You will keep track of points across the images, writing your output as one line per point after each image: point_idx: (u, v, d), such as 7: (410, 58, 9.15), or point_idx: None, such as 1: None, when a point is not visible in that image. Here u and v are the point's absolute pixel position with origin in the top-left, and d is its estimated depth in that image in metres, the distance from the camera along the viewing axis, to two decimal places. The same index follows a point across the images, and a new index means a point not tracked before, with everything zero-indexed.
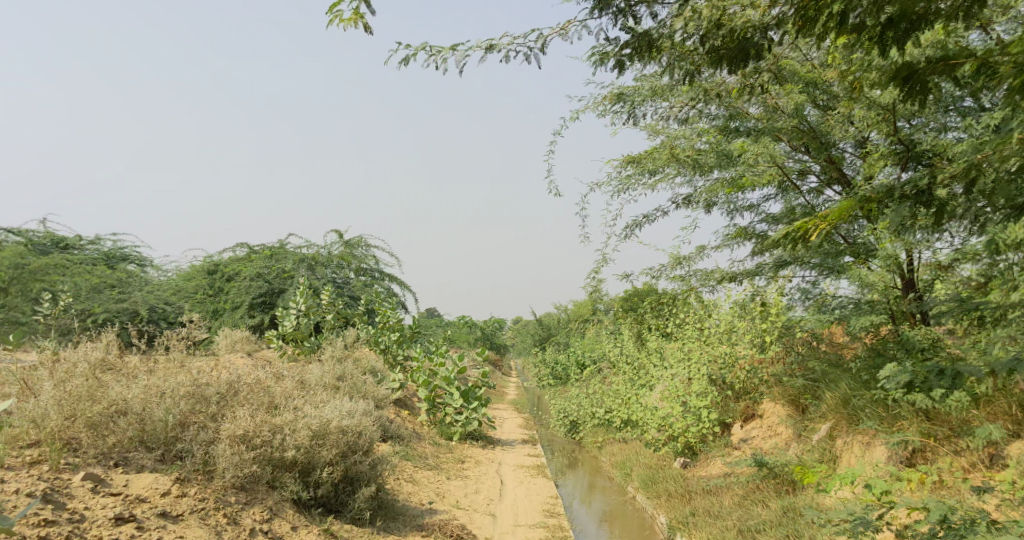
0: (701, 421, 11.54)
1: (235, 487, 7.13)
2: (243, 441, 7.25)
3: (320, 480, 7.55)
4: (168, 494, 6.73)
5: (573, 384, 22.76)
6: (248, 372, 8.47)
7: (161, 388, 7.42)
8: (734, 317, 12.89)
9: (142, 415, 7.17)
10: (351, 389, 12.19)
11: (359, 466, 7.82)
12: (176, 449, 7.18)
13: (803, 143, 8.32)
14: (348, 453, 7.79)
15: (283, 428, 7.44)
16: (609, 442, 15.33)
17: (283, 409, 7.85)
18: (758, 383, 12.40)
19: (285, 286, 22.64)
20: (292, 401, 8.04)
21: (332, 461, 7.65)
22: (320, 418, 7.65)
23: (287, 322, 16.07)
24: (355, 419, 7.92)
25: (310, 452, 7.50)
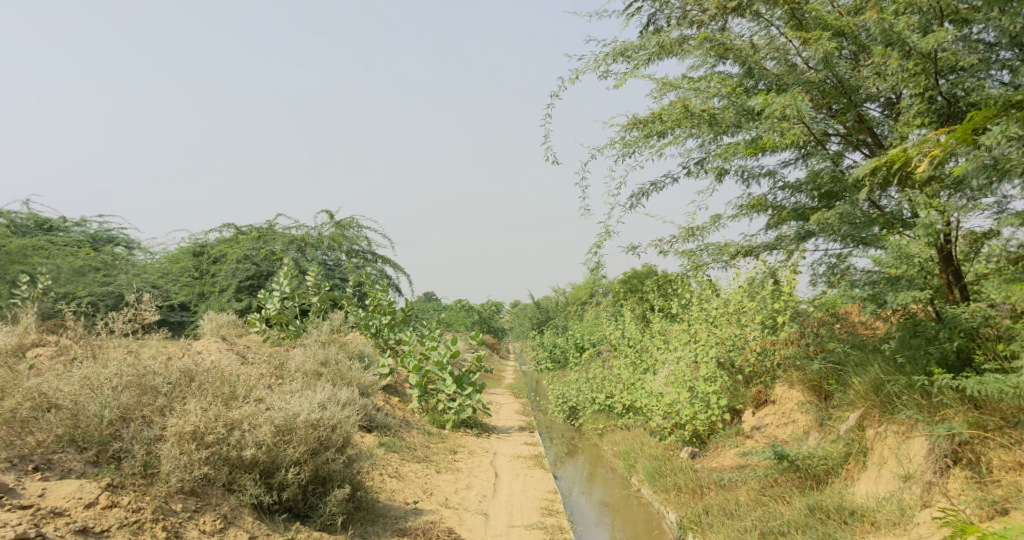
0: (710, 408, 10.74)
1: (184, 492, 6.41)
2: (193, 439, 6.53)
3: (286, 482, 6.80)
4: (93, 506, 5.99)
5: (572, 368, 22.00)
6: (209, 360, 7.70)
7: (97, 380, 6.67)
8: (743, 297, 12.13)
9: (74, 411, 6.45)
10: (333, 375, 11.41)
11: (332, 465, 7.09)
12: (112, 450, 6.43)
13: (829, 102, 7.65)
14: (320, 451, 7.07)
15: (242, 424, 6.72)
16: (610, 429, 14.55)
17: (243, 400, 7.08)
18: (771, 367, 11.63)
19: (273, 268, 21.82)
20: (256, 391, 7.30)
21: (300, 461, 6.91)
22: (286, 411, 6.93)
23: (271, 305, 15.28)
24: (329, 412, 7.19)
25: (274, 451, 6.77)
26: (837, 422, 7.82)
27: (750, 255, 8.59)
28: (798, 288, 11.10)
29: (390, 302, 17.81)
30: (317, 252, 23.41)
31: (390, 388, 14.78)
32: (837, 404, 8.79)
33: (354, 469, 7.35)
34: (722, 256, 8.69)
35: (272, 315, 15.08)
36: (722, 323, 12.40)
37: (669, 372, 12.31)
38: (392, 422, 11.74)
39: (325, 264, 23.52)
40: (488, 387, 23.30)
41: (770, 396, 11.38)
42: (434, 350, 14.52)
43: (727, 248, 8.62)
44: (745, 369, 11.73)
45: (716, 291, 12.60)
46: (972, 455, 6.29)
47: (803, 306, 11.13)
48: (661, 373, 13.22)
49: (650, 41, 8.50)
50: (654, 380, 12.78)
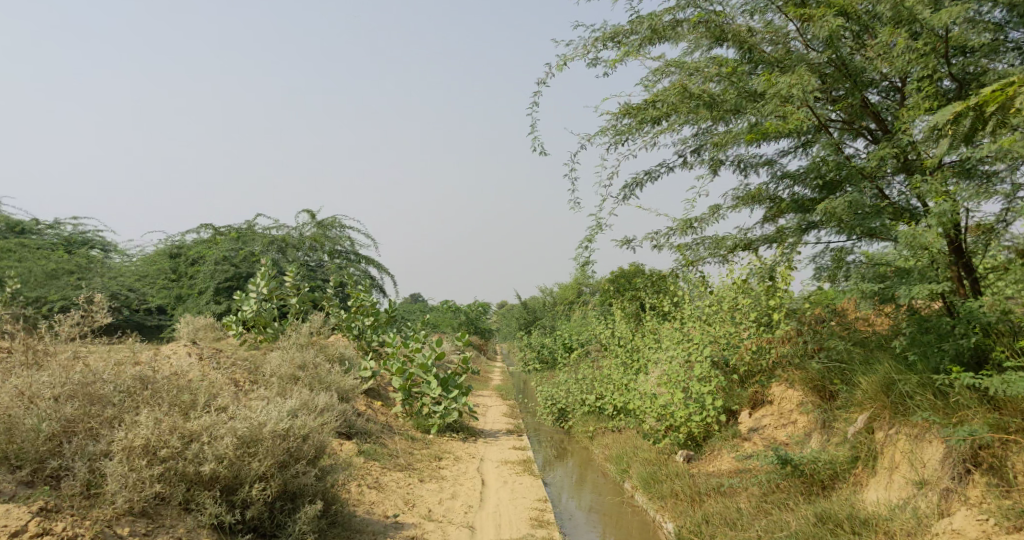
0: (705, 409, 10.29)
1: (134, 514, 6.08)
2: (144, 452, 6.21)
3: (249, 499, 6.47)
4: (19, 533, 5.60)
5: (561, 368, 21.53)
6: (171, 366, 7.25)
7: (33, 390, 6.31)
8: (736, 293, 11.72)
9: (10, 423, 6.06)
10: (309, 380, 10.92)
11: (302, 479, 6.75)
12: (49, 468, 6.04)
13: (835, 84, 7.20)
14: (288, 464, 6.71)
15: (200, 436, 6.37)
16: (600, 432, 14.10)
17: (200, 411, 6.67)
18: (767, 366, 11.22)
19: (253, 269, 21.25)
20: (218, 399, 6.91)
21: (265, 476, 6.57)
22: (251, 422, 6.57)
23: (247, 307, 14.76)
24: (297, 421, 6.83)
25: (236, 465, 6.42)
26: (842, 423, 7.41)
27: (749, 248, 8.15)
28: (793, 283, 10.73)
29: (373, 302, 17.29)
30: (298, 253, 22.86)
31: (373, 392, 14.28)
32: (840, 403, 8.37)
33: (326, 483, 6.96)
34: (720, 251, 8.24)
35: (249, 317, 14.59)
36: (716, 322, 11.99)
37: (662, 372, 11.88)
38: (373, 427, 11.21)
39: (307, 265, 22.97)
40: (475, 389, 22.79)
41: (764, 396, 10.94)
42: (418, 352, 14.03)
43: (726, 242, 8.18)
44: (740, 368, 11.32)
45: (708, 289, 12.20)
46: (994, 459, 5.88)
47: (798, 303, 10.74)
48: (652, 374, 12.78)
49: (640, 23, 8.04)
50: (646, 381, 12.34)
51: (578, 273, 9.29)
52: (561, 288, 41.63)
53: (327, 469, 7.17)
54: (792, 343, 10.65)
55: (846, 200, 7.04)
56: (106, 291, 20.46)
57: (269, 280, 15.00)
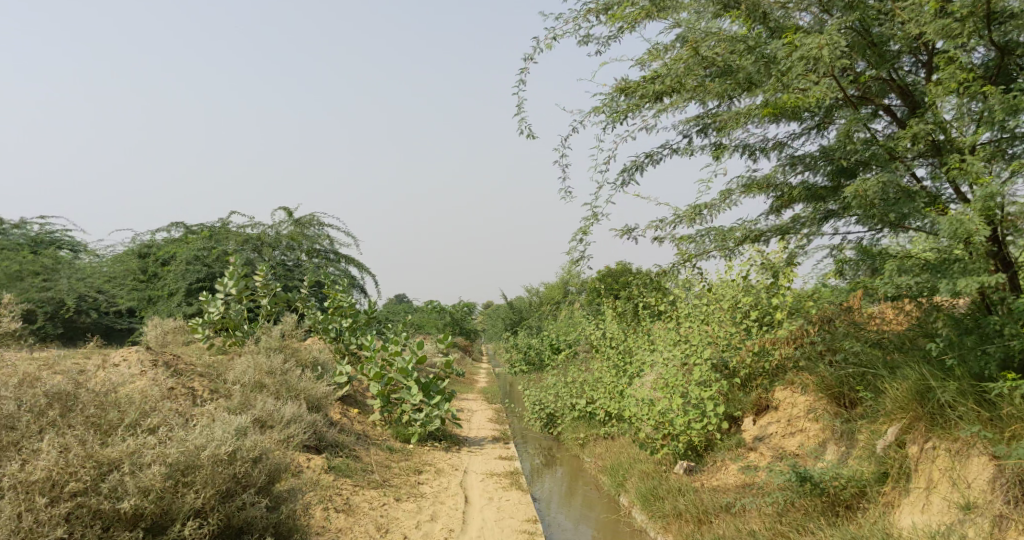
0: (706, 417, 9.54)
1: None
2: (56, 485, 5.79)
3: (182, 537, 6.02)
4: None
5: (549, 370, 20.74)
6: (105, 380, 6.75)
7: None
8: (736, 291, 10.98)
9: None
10: (277, 388, 10.13)
11: (249, 512, 6.34)
12: None
13: (858, 55, 6.46)
14: (232, 496, 6.32)
15: (122, 465, 5.97)
16: (591, 439, 13.31)
17: (127, 434, 6.23)
18: (769, 368, 10.45)
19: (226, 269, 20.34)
20: (152, 418, 6.47)
21: (204, 510, 6.16)
22: (185, 447, 6.15)
23: (214, 309, 13.90)
24: (247, 443, 6.47)
25: (167, 499, 6.02)
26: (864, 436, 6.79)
27: (762, 239, 7.35)
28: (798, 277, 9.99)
29: (352, 303, 16.42)
30: (274, 252, 21.95)
31: (350, 398, 13.42)
32: (859, 412, 7.63)
33: (278, 515, 6.51)
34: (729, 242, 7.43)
35: (217, 319, 13.72)
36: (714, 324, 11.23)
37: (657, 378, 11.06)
38: (347, 438, 10.33)
39: (284, 265, 22.05)
40: (460, 392, 21.96)
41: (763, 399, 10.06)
42: (398, 356, 13.18)
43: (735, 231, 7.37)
44: (742, 370, 10.55)
45: (704, 287, 11.43)
46: None
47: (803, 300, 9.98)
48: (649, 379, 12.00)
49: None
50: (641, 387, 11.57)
51: (570, 272, 8.43)
52: (549, 286, 40.78)
53: (282, 497, 6.77)
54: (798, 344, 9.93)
55: (877, 181, 6.24)
56: (73, 293, 19.53)
57: (240, 280, 14.14)
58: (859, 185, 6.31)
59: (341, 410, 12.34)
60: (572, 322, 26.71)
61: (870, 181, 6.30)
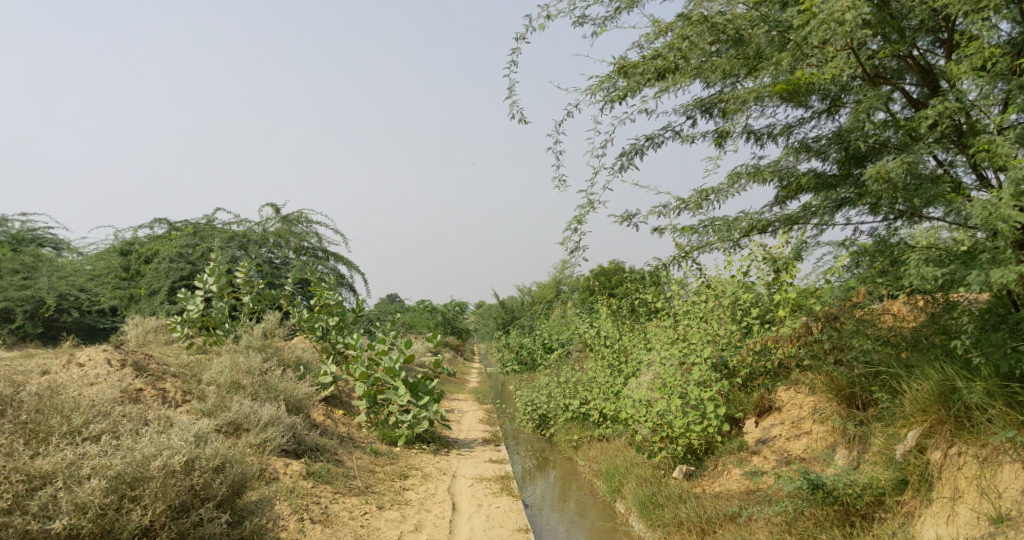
0: (706, 418, 9.09)
1: None
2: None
3: None
4: None
5: (542, 370, 20.27)
6: (55, 387, 6.76)
7: None
8: (735, 288, 10.57)
9: None
10: (255, 389, 9.69)
11: (205, 526, 6.31)
12: None
13: (877, 29, 6.02)
14: (185, 511, 6.29)
15: (63, 480, 5.98)
16: (586, 441, 12.82)
17: (70, 446, 6.25)
18: (770, 368, 10.01)
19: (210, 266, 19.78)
20: (99, 430, 6.50)
21: (153, 526, 6.14)
22: (135, 459, 6.17)
23: (193, 306, 13.39)
24: (206, 452, 6.49)
25: (112, 515, 5.99)
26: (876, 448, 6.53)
27: (769, 230, 6.90)
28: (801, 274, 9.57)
29: (338, 301, 15.93)
30: (260, 249, 21.41)
31: (335, 399, 12.93)
32: (872, 414, 7.19)
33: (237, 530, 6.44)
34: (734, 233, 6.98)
35: (197, 318, 13.23)
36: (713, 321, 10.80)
37: (654, 378, 10.58)
38: (329, 441, 9.88)
39: (271, 262, 21.52)
40: (451, 393, 21.45)
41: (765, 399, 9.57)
42: (384, 355, 12.72)
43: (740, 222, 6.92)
44: (742, 369, 10.10)
45: (703, 283, 11.00)
46: None
47: (806, 296, 9.55)
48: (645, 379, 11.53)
49: None
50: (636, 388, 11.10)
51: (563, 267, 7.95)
52: (542, 285, 40.26)
53: (247, 511, 6.69)
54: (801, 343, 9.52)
55: (901, 161, 5.81)
56: (53, 292, 19.00)
57: (222, 277, 13.64)
58: (881, 165, 5.88)
59: (325, 412, 11.88)
60: (565, 321, 26.21)
61: (892, 161, 5.87)
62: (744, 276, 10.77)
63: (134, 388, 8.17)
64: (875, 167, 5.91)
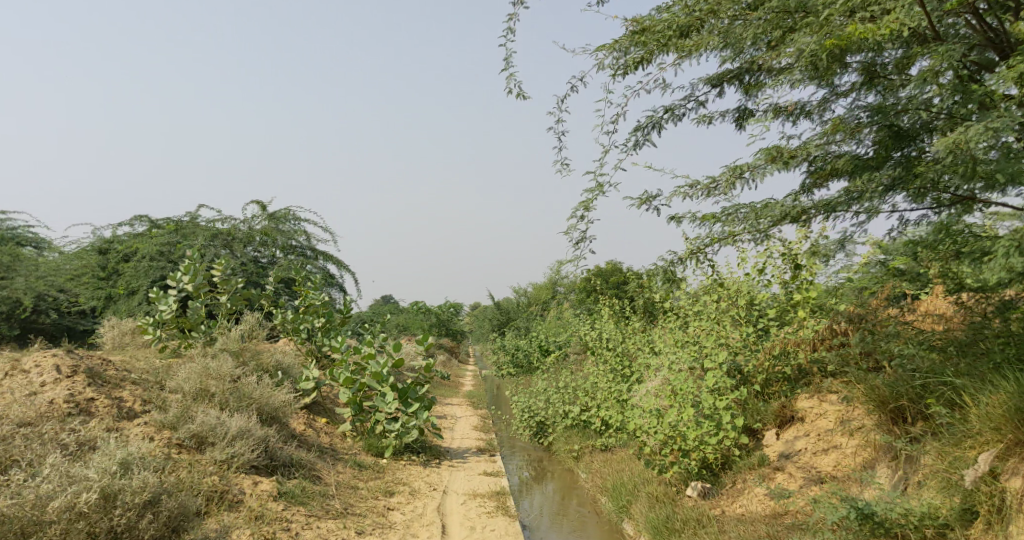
0: (722, 430, 8.26)
1: None
2: None
3: None
4: None
5: (539, 373, 19.43)
6: None
7: None
8: (751, 286, 9.76)
9: None
10: (225, 399, 8.91)
11: None
12: None
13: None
14: None
15: None
16: (588, 451, 11.97)
17: None
18: (789, 373, 9.19)
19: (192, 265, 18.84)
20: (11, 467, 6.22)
21: None
22: (43, 503, 5.89)
23: (167, 307, 12.48)
24: (127, 487, 6.20)
25: None
26: (933, 468, 6.08)
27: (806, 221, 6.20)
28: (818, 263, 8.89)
29: (324, 302, 15.08)
30: (246, 248, 20.53)
31: (319, 407, 12.13)
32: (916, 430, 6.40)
33: None
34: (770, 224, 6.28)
35: (170, 319, 12.36)
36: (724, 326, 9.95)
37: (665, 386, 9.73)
38: (307, 454, 9.06)
39: (257, 261, 20.69)
40: (443, 397, 20.59)
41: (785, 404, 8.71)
42: (372, 359, 11.89)
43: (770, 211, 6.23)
44: (759, 375, 9.27)
45: (710, 285, 10.15)
46: None
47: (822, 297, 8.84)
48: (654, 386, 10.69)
49: None
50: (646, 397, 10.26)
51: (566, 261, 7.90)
52: (539, 286, 39.44)
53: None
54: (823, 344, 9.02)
55: (982, 129, 5.33)
56: (32, 292, 18.18)
57: (201, 276, 12.74)
58: (963, 134, 5.37)
59: (305, 421, 11.08)
60: (563, 322, 25.37)
61: (971, 130, 5.40)
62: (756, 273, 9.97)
63: (85, 398, 7.35)
64: (951, 138, 5.42)
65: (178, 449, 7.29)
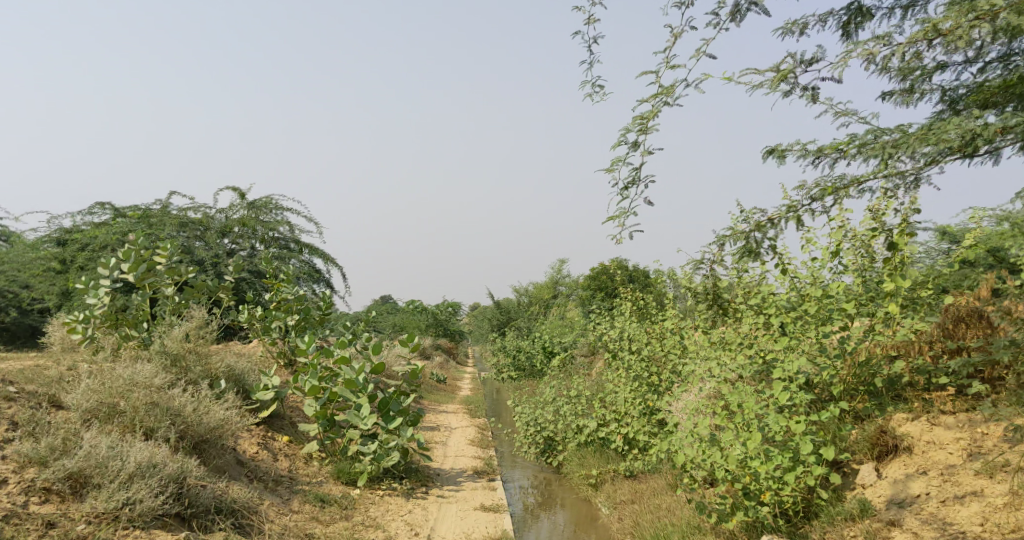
0: (800, 464, 6.14)
1: None
2: None
3: None
4: None
5: (544, 378, 17.29)
6: None
7: None
8: (821, 277, 7.71)
9: None
10: (138, 418, 6.94)
11: None
12: None
13: None
14: None
15: None
16: (608, 477, 9.84)
17: None
18: (878, 386, 7.03)
19: None
20: None
21: None
22: None
23: (96, 300, 10.42)
24: None
25: None
26: None
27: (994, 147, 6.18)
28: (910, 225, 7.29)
29: (298, 297, 13.01)
30: (221, 239, 18.44)
31: (281, 422, 10.05)
32: None
33: None
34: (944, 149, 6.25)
35: (104, 316, 10.45)
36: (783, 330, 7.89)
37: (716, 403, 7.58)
38: (247, 490, 6.99)
39: (233, 254, 18.61)
40: (438, 405, 18.43)
41: (880, 418, 6.52)
42: (345, 365, 9.83)
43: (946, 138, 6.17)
44: (838, 389, 7.11)
45: (763, 279, 7.98)
46: None
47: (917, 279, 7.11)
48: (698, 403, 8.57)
49: None
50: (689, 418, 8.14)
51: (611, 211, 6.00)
52: (542, 285, 37.24)
53: None
54: (911, 348, 7.05)
55: None
56: None
57: (145, 264, 10.76)
58: None
59: (258, 442, 9.00)
60: (569, 321, 23.19)
61: None
62: (818, 262, 7.88)
63: None
64: None
65: (43, 497, 5.59)
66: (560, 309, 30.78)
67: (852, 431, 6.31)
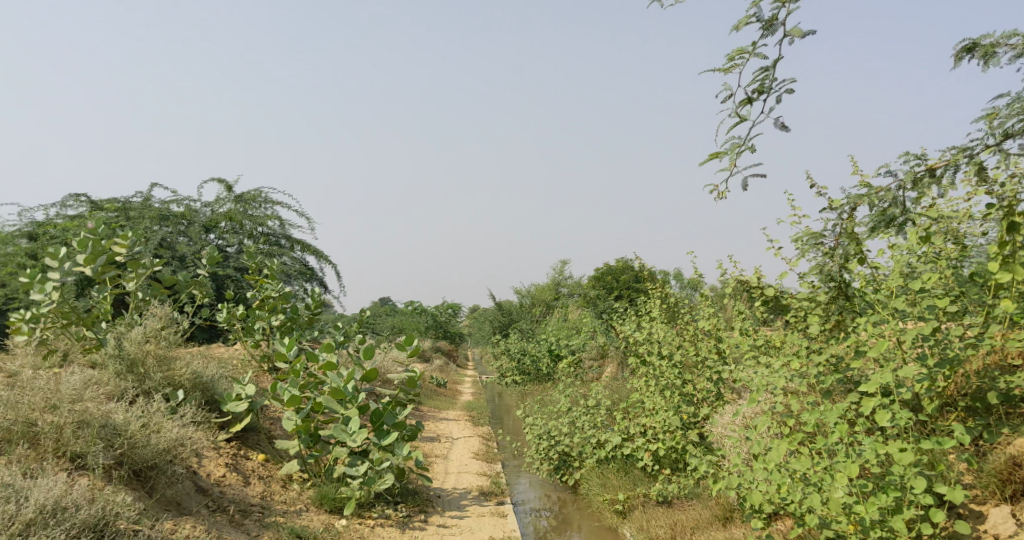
0: (912, 505, 4.76)
1: None
2: None
3: None
4: None
5: (551, 384, 15.86)
6: None
7: None
8: (903, 269, 6.28)
9: None
10: (62, 440, 5.60)
11: None
12: None
13: None
14: None
15: None
16: (638, 502, 8.44)
17: None
18: (986, 402, 5.64)
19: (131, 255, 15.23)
20: None
21: None
22: None
23: (43, 297, 8.83)
24: None
25: None
26: None
27: None
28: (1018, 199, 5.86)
29: (283, 294, 11.64)
30: (206, 234, 17.04)
31: (257, 437, 8.65)
32: None
33: None
34: None
35: (52, 315, 8.82)
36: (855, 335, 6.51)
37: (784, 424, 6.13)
38: (200, 531, 5.61)
39: (219, 250, 17.22)
40: (437, 413, 16.99)
41: (991, 445, 5.62)
42: (330, 372, 8.45)
43: None
44: (937, 407, 5.70)
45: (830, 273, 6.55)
46: None
47: None
48: (751, 421, 7.11)
49: None
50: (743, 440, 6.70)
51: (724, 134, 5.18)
52: (544, 286, 35.85)
53: None
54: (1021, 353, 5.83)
55: None
56: None
57: (103, 255, 9.43)
58: None
59: (227, 464, 7.59)
60: (575, 323, 21.78)
61: None
62: (897, 249, 6.43)
63: None
64: None
65: None
66: (564, 311, 29.40)
67: (966, 457, 4.97)
